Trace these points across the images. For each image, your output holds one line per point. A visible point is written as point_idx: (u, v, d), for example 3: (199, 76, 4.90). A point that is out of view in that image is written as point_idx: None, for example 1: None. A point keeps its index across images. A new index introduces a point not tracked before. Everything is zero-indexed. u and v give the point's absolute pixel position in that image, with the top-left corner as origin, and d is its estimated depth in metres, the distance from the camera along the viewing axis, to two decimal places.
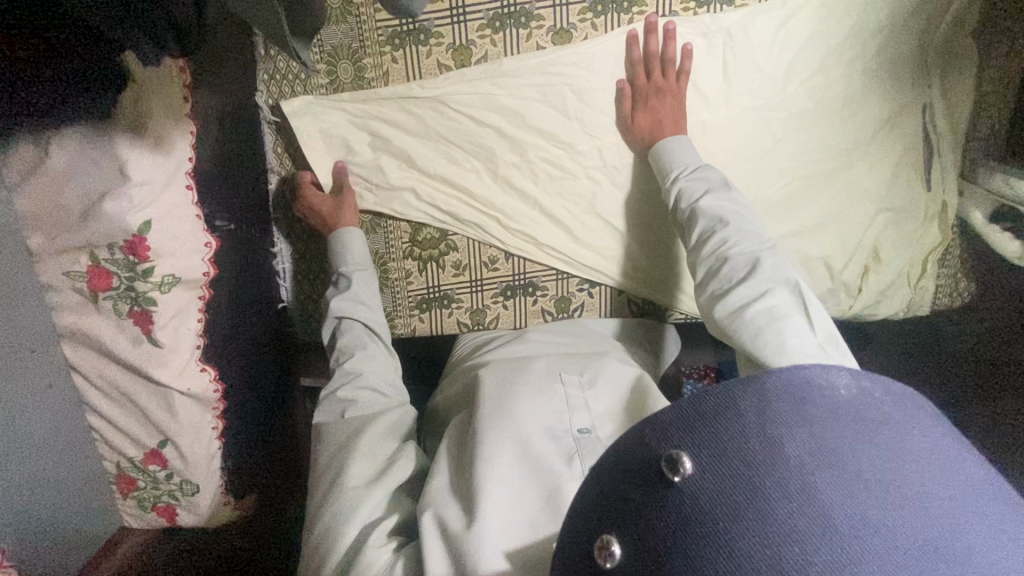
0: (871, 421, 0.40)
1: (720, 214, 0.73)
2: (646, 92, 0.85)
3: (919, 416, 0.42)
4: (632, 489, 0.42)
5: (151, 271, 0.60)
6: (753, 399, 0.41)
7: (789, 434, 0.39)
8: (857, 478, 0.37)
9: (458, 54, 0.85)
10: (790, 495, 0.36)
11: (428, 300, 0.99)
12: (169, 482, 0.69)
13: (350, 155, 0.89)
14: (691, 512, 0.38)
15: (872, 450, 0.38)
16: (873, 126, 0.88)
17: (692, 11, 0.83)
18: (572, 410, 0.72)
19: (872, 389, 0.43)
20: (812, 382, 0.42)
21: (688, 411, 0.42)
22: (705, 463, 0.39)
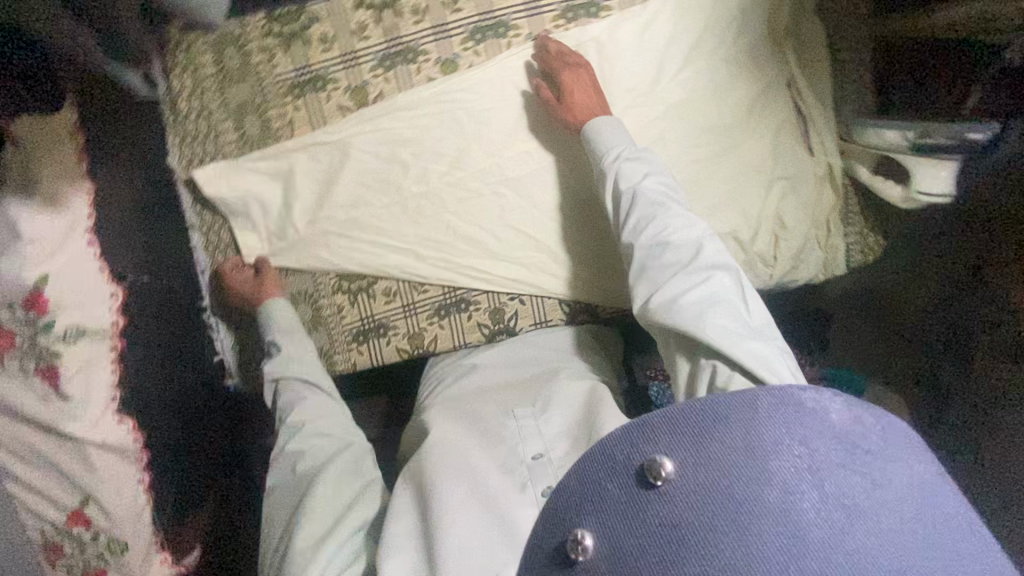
0: (860, 450, 0.47)
1: (660, 199, 0.78)
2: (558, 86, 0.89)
3: (913, 448, 0.49)
4: (608, 487, 0.48)
5: (52, 324, 0.65)
6: (703, 420, 0.49)
7: (760, 460, 0.47)
8: (838, 505, 0.44)
9: (356, 94, 0.91)
10: (762, 516, 0.44)
11: (364, 332, 1.00)
12: (96, 542, 0.67)
13: (267, 201, 0.93)
14: (663, 509, 0.46)
15: (859, 478, 0.45)
16: (748, 105, 0.96)
17: (562, 27, 0.92)
18: (524, 442, 0.74)
19: (865, 416, 0.50)
20: (808, 405, 0.50)
21: (669, 420, 0.50)
22: (678, 469, 0.47)
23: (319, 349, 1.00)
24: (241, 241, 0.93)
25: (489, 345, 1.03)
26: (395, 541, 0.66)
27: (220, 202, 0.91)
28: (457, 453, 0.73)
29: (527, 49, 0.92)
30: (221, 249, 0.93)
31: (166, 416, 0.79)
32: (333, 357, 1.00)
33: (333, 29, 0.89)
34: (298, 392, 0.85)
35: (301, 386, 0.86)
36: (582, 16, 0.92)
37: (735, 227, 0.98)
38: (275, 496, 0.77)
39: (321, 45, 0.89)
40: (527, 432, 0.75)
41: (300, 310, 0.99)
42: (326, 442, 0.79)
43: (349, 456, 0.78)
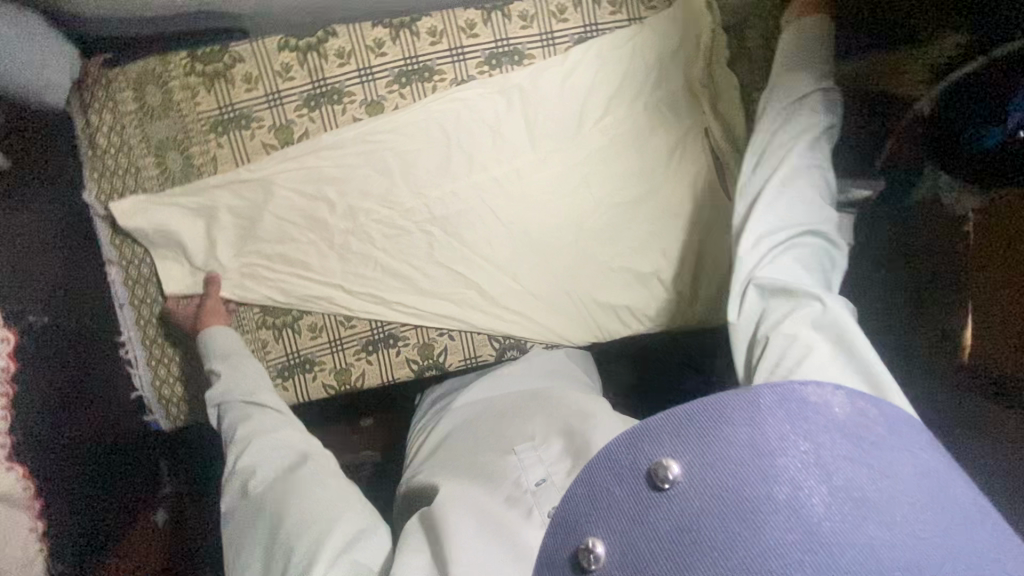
0: (867, 442, 0.41)
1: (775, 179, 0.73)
2: None
3: (915, 436, 0.43)
4: (621, 490, 0.42)
5: None
6: (705, 416, 0.42)
7: (770, 458, 0.40)
8: (848, 496, 0.38)
9: (281, 133, 0.92)
10: (780, 513, 0.38)
11: (290, 367, 1.00)
12: None
13: (189, 237, 0.93)
14: (675, 517, 0.40)
15: (868, 472, 0.39)
16: (667, 151, 0.99)
17: (486, 73, 0.94)
18: (528, 471, 0.77)
19: (867, 407, 0.43)
20: (810, 397, 0.42)
21: (676, 420, 0.43)
22: (690, 471, 0.41)
23: None
24: (162, 272, 0.94)
25: (462, 378, 1.07)
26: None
27: (141, 235, 0.91)
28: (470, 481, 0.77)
29: (451, 94, 0.94)
30: (142, 282, 0.94)
31: (73, 455, 0.78)
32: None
33: (256, 70, 0.90)
34: (233, 415, 0.85)
35: (235, 403, 0.87)
36: (507, 62, 0.94)
37: (656, 267, 1.02)
38: (246, 522, 0.76)
39: (245, 84, 0.90)
40: (531, 458, 0.79)
41: None
42: (282, 456, 0.81)
43: (311, 467, 0.79)
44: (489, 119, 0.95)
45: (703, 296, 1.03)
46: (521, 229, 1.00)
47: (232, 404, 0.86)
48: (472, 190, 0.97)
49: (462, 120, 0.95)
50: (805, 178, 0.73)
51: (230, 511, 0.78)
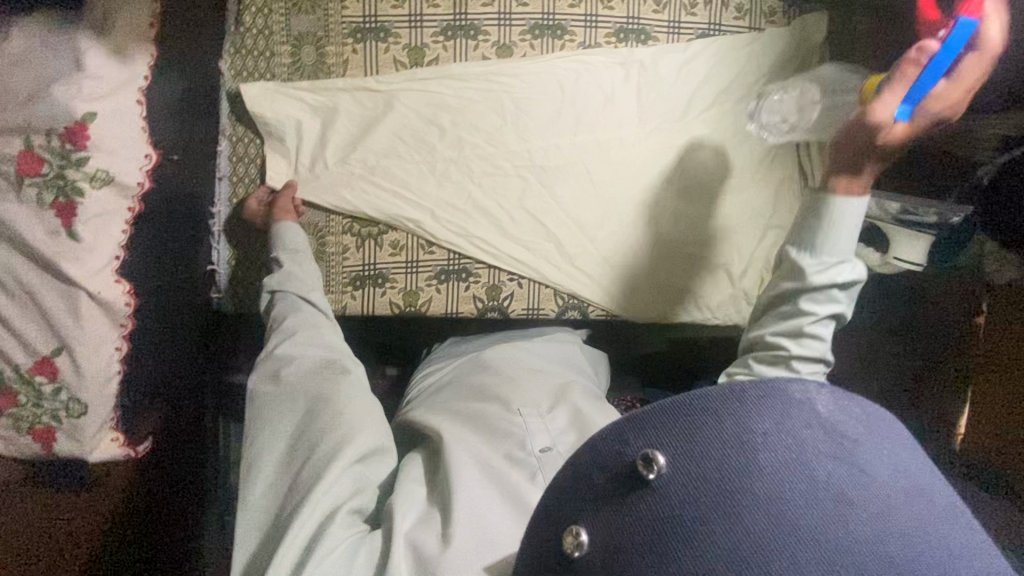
0: (847, 441, 0.37)
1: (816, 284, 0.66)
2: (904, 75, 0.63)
3: (896, 438, 0.39)
4: (610, 477, 0.40)
5: (84, 162, 0.62)
6: (691, 408, 0.39)
7: (754, 454, 0.37)
8: (832, 494, 0.35)
9: (413, 54, 0.97)
10: (760, 508, 0.35)
11: (361, 278, 1.02)
12: (55, 400, 0.65)
13: (302, 129, 0.95)
14: (650, 509, 0.38)
15: (845, 468, 0.36)
16: (758, 154, 1.06)
17: (612, 44, 1.00)
18: (533, 437, 0.75)
19: (851, 407, 0.39)
20: (791, 394, 0.39)
21: (666, 410, 0.40)
22: (674, 462, 0.38)
23: None
24: (268, 158, 0.95)
25: (467, 345, 1.03)
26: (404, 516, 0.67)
27: (259, 117, 0.93)
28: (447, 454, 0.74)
29: (576, 55, 1.00)
30: (244, 162, 0.96)
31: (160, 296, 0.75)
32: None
33: None
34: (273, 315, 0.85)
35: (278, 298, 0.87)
36: (633, 39, 1.01)
37: (727, 260, 1.07)
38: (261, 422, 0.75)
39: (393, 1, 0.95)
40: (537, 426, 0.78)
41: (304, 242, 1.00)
42: (322, 351, 0.81)
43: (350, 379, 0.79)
44: (605, 87, 1.01)
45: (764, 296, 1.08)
46: (610, 196, 1.04)
47: (314, 290, 0.88)
48: (573, 148, 1.02)
49: (581, 82, 1.00)
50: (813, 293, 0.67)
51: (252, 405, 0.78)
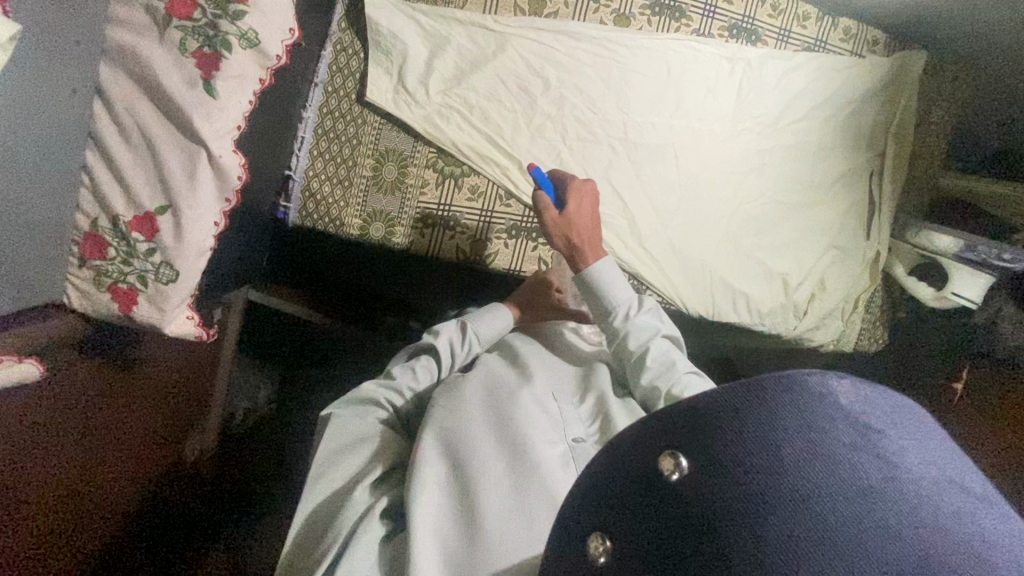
0: (874, 431, 0.34)
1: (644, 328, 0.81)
2: (558, 228, 0.85)
3: (917, 426, 0.36)
4: (626, 487, 0.38)
5: (241, 16, 0.58)
6: (710, 411, 0.37)
7: (777, 448, 0.34)
8: (857, 486, 0.32)
9: (534, 3, 0.97)
10: (790, 507, 0.32)
11: (434, 216, 0.99)
12: (145, 260, 0.61)
13: (409, 52, 0.93)
14: (678, 512, 0.35)
15: (879, 464, 0.32)
16: (835, 174, 1.09)
17: (724, 38, 1.02)
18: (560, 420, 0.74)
19: (870, 397, 0.36)
20: (810, 387, 0.36)
21: (688, 416, 0.38)
22: (702, 462, 0.35)
23: (383, 212, 0.98)
24: (371, 74, 0.93)
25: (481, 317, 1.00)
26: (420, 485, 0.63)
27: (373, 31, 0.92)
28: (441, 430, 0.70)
29: (689, 40, 1.01)
30: (345, 74, 0.94)
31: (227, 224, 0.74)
32: (343, 221, 0.96)
33: None
34: (458, 337, 0.86)
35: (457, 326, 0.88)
36: (743, 38, 1.03)
37: (786, 270, 1.09)
38: (353, 400, 0.76)
39: None
40: (566, 411, 0.75)
41: (384, 168, 0.97)
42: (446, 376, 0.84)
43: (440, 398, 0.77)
44: (709, 78, 1.02)
45: (813, 312, 1.10)
46: (691, 184, 1.05)
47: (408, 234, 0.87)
48: (667, 130, 1.03)
49: (688, 67, 1.01)
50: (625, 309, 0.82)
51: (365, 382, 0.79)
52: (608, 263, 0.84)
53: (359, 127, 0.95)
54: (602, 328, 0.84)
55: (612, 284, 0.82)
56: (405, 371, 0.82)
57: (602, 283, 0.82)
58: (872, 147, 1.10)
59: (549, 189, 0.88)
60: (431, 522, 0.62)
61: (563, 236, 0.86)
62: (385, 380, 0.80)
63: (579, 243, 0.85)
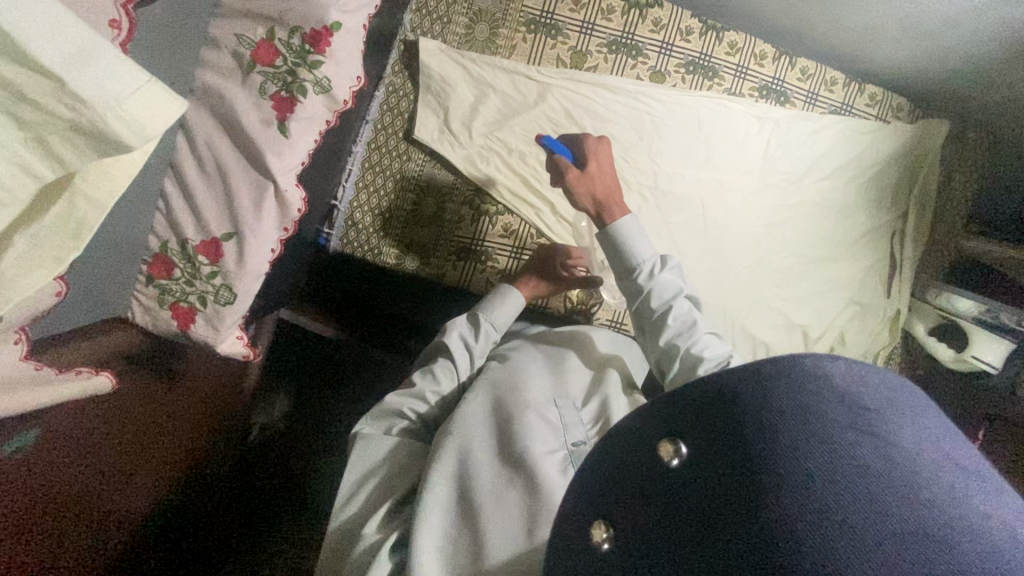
0: (869, 410, 0.36)
1: (671, 288, 0.79)
2: (580, 184, 0.84)
3: (913, 405, 0.37)
4: (630, 478, 0.42)
5: (318, 65, 0.63)
6: (710, 398, 0.40)
7: (771, 429, 0.35)
8: (853, 465, 0.32)
9: (576, 56, 1.02)
10: (785, 484, 0.33)
11: (467, 251, 1.03)
12: (208, 283, 0.65)
13: (456, 96, 0.99)
14: (674, 499, 0.38)
15: (874, 442, 0.34)
16: (857, 232, 1.12)
17: (754, 98, 1.07)
18: (563, 428, 0.79)
19: (868, 377, 0.38)
20: (806, 369, 0.38)
21: (693, 407, 0.41)
22: (704, 451, 0.38)
23: (420, 244, 1.02)
24: (420, 113, 0.98)
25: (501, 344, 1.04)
26: (427, 494, 0.70)
27: (425, 74, 0.97)
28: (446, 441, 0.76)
29: (720, 98, 1.06)
30: (394, 112, 0.99)
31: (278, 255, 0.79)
32: (382, 249, 1.01)
33: None
34: (470, 332, 0.92)
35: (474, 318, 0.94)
36: (772, 99, 1.08)
37: (806, 322, 1.11)
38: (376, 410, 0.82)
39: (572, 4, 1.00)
40: (567, 418, 0.81)
41: (424, 202, 1.02)
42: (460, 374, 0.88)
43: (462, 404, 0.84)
44: (738, 134, 1.07)
45: None
46: (715, 233, 1.08)
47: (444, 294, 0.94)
48: (695, 181, 1.07)
49: (718, 124, 1.06)
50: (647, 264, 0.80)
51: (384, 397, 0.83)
52: (633, 220, 0.82)
53: (404, 163, 1.00)
54: (624, 286, 0.82)
55: (634, 243, 0.80)
56: (426, 377, 0.87)
57: (622, 241, 0.80)
58: (896, 208, 1.13)
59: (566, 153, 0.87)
60: (440, 527, 0.69)
61: (588, 194, 0.83)
62: (406, 391, 0.85)
63: (605, 203, 0.83)
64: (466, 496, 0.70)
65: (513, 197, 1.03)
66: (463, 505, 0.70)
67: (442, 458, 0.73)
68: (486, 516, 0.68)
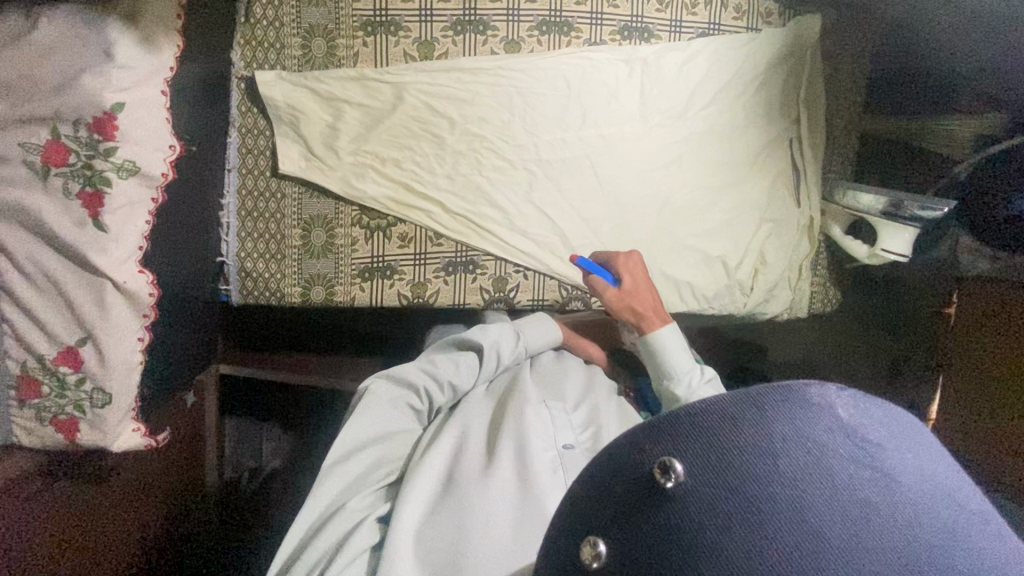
0: (873, 444, 0.42)
1: (706, 392, 0.85)
2: (621, 300, 0.95)
3: (913, 436, 0.44)
4: (618, 486, 0.46)
5: (113, 151, 0.63)
6: (708, 417, 0.45)
7: (774, 458, 0.42)
8: (852, 499, 0.40)
9: (423, 47, 0.98)
10: (785, 512, 0.40)
11: (370, 269, 1.03)
12: (79, 389, 0.65)
13: (309, 122, 0.96)
14: (667, 513, 0.43)
15: (871, 473, 0.41)
16: (754, 150, 1.10)
17: (617, 42, 1.04)
18: (559, 433, 0.89)
19: (872, 410, 0.45)
20: (811, 399, 0.44)
21: (677, 420, 0.45)
22: (692, 470, 0.44)
23: (320, 275, 1.01)
24: (280, 147, 0.95)
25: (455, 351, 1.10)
26: (415, 492, 0.77)
27: (272, 107, 0.94)
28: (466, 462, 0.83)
29: (582, 52, 1.03)
30: (255, 153, 0.96)
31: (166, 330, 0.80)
32: (284, 291, 0.99)
33: None
34: (508, 344, 1.00)
35: (510, 331, 1.02)
36: (636, 37, 1.04)
37: (723, 252, 1.11)
38: (392, 380, 0.91)
39: None
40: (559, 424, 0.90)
41: (313, 233, 1.00)
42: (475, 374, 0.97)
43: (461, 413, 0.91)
44: (610, 82, 1.04)
45: (759, 287, 1.12)
46: (614, 189, 1.07)
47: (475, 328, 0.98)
48: (579, 142, 1.05)
49: (587, 77, 1.03)
50: (685, 370, 0.88)
51: (414, 370, 0.92)
52: (672, 333, 0.91)
53: (280, 201, 0.98)
54: (664, 395, 0.90)
55: (675, 353, 0.89)
56: (448, 364, 0.95)
57: (664, 352, 0.90)
58: (789, 115, 1.11)
59: (601, 271, 0.99)
60: (421, 522, 0.75)
61: (627, 308, 0.95)
62: (431, 371, 0.94)
63: (642, 317, 0.94)
64: (458, 498, 0.77)
65: (402, 206, 1.01)
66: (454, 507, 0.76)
67: (433, 464, 0.81)
68: (471, 517, 0.74)
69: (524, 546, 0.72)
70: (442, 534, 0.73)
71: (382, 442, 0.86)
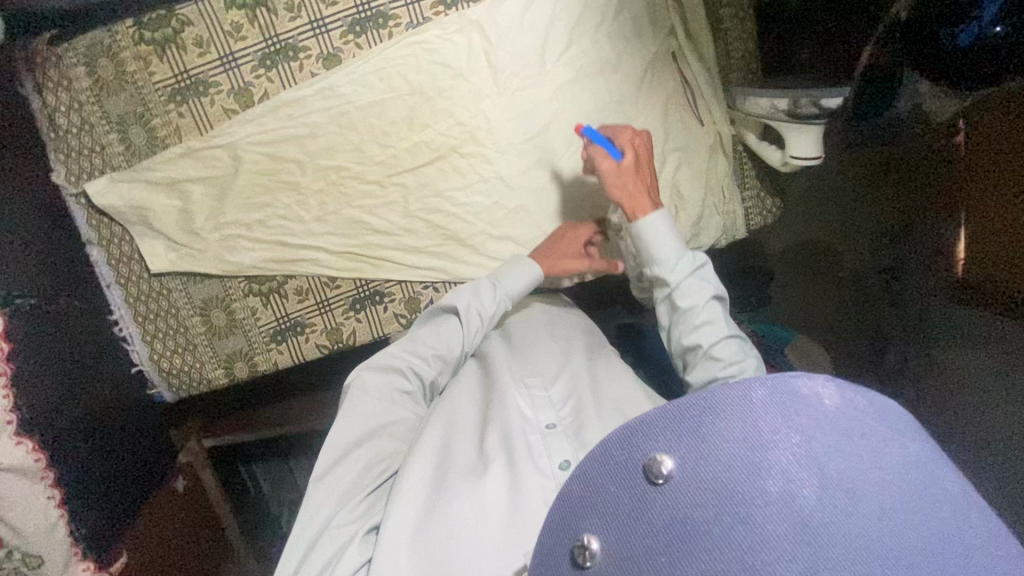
0: (857, 434, 0.43)
1: (705, 289, 0.81)
2: (626, 185, 0.83)
3: (903, 426, 0.45)
4: (612, 482, 0.46)
5: None
6: (694, 411, 0.45)
7: (763, 450, 0.42)
8: (840, 487, 0.40)
9: (241, 97, 0.91)
10: (771, 503, 0.40)
11: (280, 331, 1.01)
12: (11, 559, 0.77)
13: (158, 213, 0.92)
14: (660, 507, 0.43)
15: (857, 460, 0.41)
16: (636, 77, 0.97)
17: (443, 14, 0.93)
18: (537, 411, 0.83)
19: (855, 400, 0.45)
20: (801, 391, 0.44)
21: (667, 416, 0.46)
22: (683, 465, 0.43)
23: (235, 352, 1.01)
24: (144, 247, 0.94)
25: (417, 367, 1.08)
26: (413, 483, 0.73)
27: (116, 212, 0.91)
28: (462, 456, 0.79)
29: (409, 39, 0.92)
30: (124, 261, 0.95)
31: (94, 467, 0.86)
32: (210, 377, 1.01)
33: (207, 33, 0.88)
34: (484, 300, 0.89)
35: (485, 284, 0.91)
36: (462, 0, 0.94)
37: None
38: (378, 366, 0.84)
39: (197, 49, 0.88)
40: (537, 402, 0.84)
41: (212, 316, 0.99)
42: (459, 337, 0.89)
43: (447, 399, 0.86)
44: (451, 62, 0.94)
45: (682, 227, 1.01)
46: (496, 173, 0.99)
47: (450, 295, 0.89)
48: (439, 137, 0.96)
49: (425, 65, 0.93)
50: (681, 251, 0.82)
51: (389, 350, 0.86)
52: (660, 216, 0.82)
53: (168, 296, 0.97)
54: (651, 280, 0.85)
55: (660, 238, 0.81)
56: (428, 336, 0.88)
57: (651, 238, 0.82)
58: (660, 29, 0.99)
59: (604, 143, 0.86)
60: (421, 515, 0.71)
61: (621, 188, 0.83)
62: (411, 348, 0.86)
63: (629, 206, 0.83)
64: (448, 490, 0.74)
65: (284, 263, 0.98)
66: (444, 499, 0.73)
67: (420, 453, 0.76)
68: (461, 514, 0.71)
69: (519, 539, 0.69)
70: (441, 531, 0.70)
71: (369, 445, 0.78)
